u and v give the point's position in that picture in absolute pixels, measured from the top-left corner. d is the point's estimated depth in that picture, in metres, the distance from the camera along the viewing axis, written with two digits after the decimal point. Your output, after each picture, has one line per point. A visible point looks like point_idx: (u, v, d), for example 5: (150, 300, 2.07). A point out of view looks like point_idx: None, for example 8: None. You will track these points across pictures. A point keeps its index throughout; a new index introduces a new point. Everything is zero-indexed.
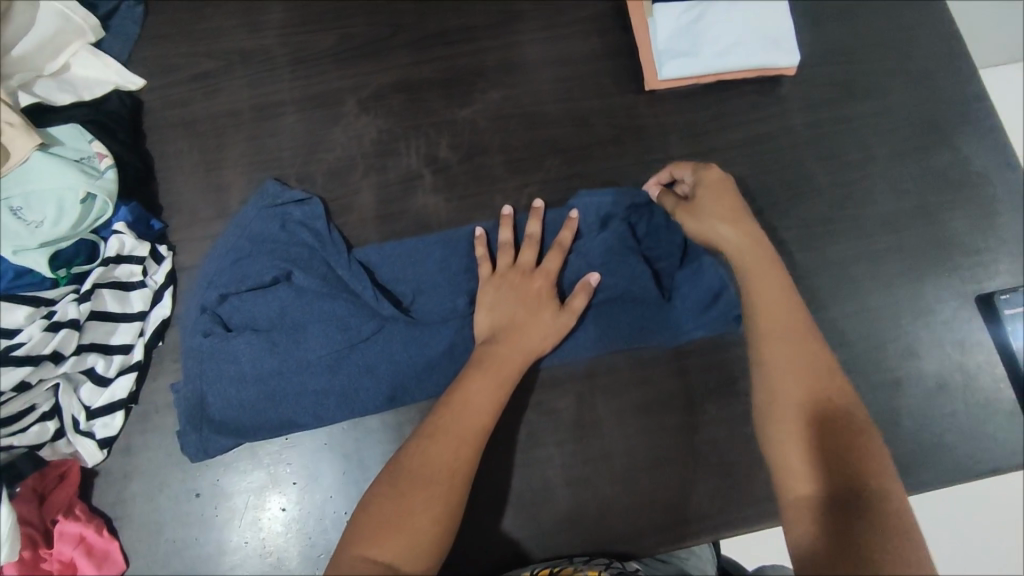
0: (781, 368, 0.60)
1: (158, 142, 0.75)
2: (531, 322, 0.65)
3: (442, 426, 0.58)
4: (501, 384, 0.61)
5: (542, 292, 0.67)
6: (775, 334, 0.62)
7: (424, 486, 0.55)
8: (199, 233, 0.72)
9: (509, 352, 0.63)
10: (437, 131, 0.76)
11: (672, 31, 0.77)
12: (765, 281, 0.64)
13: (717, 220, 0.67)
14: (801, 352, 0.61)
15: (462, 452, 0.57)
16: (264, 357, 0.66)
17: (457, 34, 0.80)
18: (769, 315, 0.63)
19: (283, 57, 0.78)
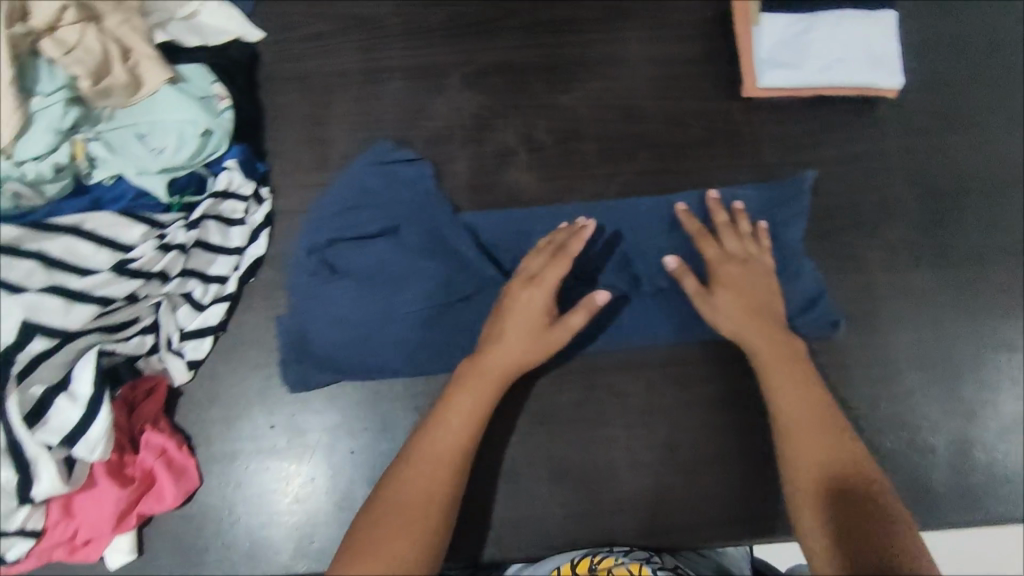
0: (823, 461, 0.59)
1: (271, 92, 0.78)
2: (531, 349, 0.64)
3: (399, 496, 0.58)
4: (479, 414, 0.62)
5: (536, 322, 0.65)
6: (811, 434, 0.61)
7: (406, 520, 0.56)
8: (299, 181, 0.75)
9: (484, 373, 0.63)
10: (535, 113, 0.79)
11: (777, 41, 0.78)
12: (801, 395, 0.63)
13: (730, 270, 0.69)
14: (837, 450, 0.59)
15: (439, 482, 0.59)
16: (363, 302, 0.69)
17: (564, 23, 0.82)
18: (800, 411, 0.62)
19: (396, 27, 0.81)
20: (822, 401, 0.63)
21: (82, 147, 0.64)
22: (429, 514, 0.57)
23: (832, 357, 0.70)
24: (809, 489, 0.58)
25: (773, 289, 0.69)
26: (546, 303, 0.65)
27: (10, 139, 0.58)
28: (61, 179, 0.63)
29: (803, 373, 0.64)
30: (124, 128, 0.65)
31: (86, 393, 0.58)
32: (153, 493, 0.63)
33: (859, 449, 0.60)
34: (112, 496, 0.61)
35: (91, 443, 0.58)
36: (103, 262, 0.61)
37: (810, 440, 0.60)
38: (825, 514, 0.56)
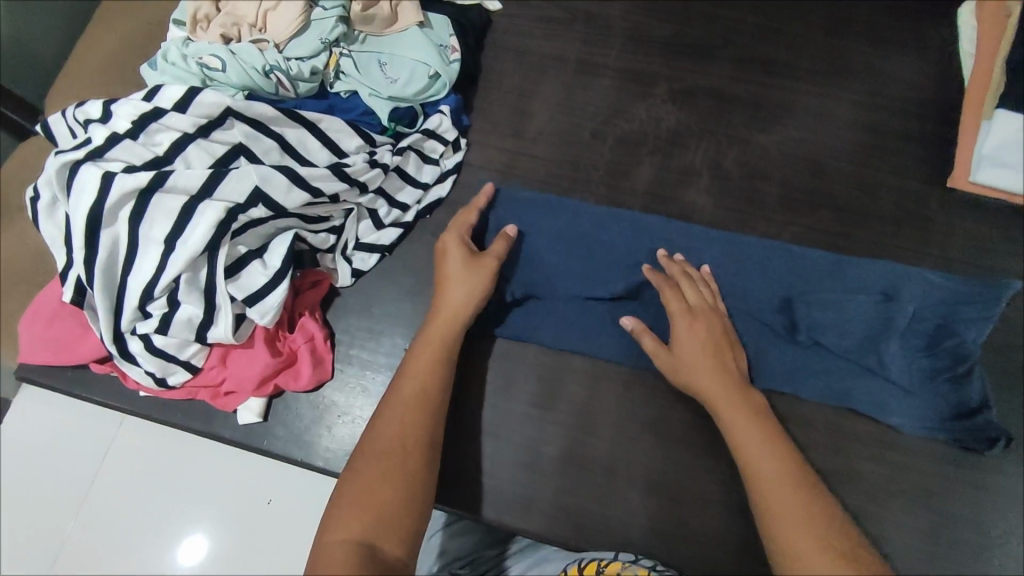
0: (766, 461, 0.58)
1: (491, 58, 0.85)
2: (717, 376, 0.64)
3: (385, 419, 0.60)
4: (438, 357, 0.64)
5: (712, 328, 0.66)
6: (751, 441, 0.60)
7: (396, 432, 0.59)
8: (494, 142, 0.80)
9: (442, 323, 0.66)
10: (729, 143, 0.80)
11: (1004, 140, 0.75)
12: (739, 407, 0.62)
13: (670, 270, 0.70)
14: (780, 466, 0.58)
15: (416, 413, 0.60)
16: (552, 269, 0.73)
17: (781, 67, 0.83)
18: (740, 418, 0.61)
19: (619, 30, 0.85)
20: (757, 407, 0.63)
21: (336, 59, 0.72)
22: (418, 445, 0.59)
23: (970, 472, 0.67)
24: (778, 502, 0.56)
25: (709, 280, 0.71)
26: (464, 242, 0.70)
27: (287, 36, 0.69)
28: (313, 81, 0.70)
29: (723, 361, 0.65)
30: (370, 54, 0.74)
31: (275, 265, 0.65)
32: (291, 371, 0.70)
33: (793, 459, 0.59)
34: (261, 361, 0.67)
35: (265, 308, 0.64)
36: (322, 160, 0.68)
37: (754, 450, 0.59)
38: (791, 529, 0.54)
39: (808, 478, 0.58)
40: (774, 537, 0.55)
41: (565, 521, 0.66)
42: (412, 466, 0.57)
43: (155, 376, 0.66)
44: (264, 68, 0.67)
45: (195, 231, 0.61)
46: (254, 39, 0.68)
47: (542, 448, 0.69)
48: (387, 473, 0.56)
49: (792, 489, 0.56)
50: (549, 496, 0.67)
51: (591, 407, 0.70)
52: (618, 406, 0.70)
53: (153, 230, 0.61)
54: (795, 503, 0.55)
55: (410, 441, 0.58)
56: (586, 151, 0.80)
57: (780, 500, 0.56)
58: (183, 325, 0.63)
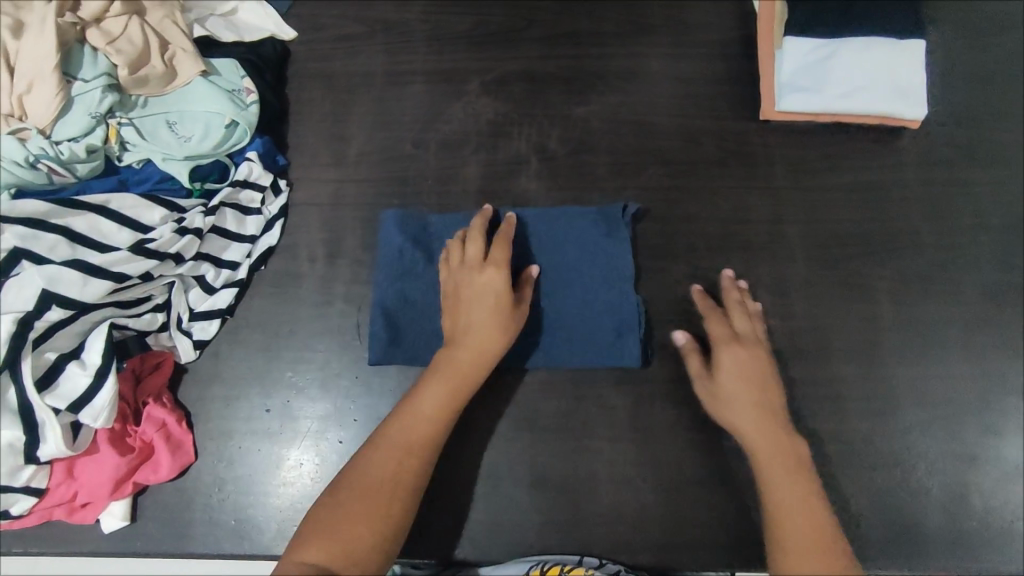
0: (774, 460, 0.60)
1: (297, 90, 0.82)
2: (759, 412, 0.63)
3: (353, 476, 0.59)
4: (450, 401, 0.62)
5: (761, 376, 0.65)
6: (779, 481, 0.59)
7: (386, 473, 0.59)
8: (317, 175, 0.78)
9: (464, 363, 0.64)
10: (550, 123, 0.80)
11: (799, 64, 0.76)
12: (783, 448, 0.61)
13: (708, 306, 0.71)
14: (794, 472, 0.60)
15: (407, 467, 0.59)
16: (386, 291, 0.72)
17: (585, 37, 0.83)
18: (763, 428, 0.62)
19: (422, 33, 0.83)
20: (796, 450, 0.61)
21: (116, 130, 0.68)
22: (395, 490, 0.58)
23: (831, 386, 0.70)
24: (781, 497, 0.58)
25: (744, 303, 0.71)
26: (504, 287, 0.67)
27: (51, 119, 0.63)
28: (92, 159, 0.66)
29: (757, 397, 0.63)
30: (155, 116, 0.70)
31: (95, 363, 0.61)
32: (148, 464, 0.66)
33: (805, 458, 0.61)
34: (110, 463, 0.63)
35: (96, 410, 0.60)
36: (123, 241, 0.64)
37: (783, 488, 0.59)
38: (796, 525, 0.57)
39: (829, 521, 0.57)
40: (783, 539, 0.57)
41: (461, 536, 0.67)
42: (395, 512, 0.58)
43: None
44: (28, 159, 0.64)
45: None
46: (14, 129, 0.63)
47: None
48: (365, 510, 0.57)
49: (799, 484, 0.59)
50: (440, 516, 0.67)
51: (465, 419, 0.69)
52: (491, 411, 0.69)
53: None
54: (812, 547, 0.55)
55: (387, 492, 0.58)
56: (412, 164, 0.78)
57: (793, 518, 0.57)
58: (5, 451, 0.59)
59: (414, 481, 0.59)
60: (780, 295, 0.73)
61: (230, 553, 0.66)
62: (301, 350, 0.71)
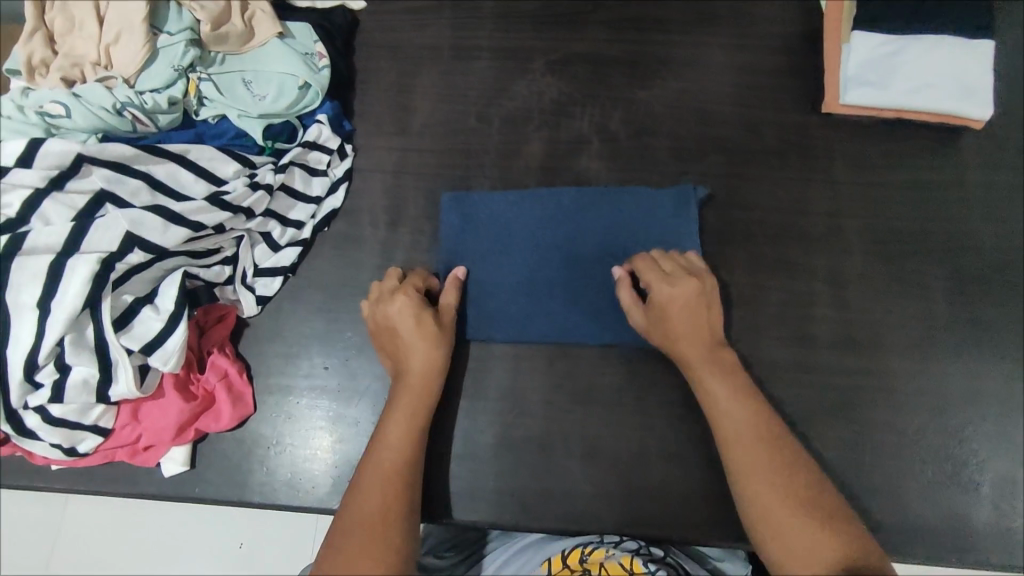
0: (741, 430, 0.60)
1: (364, 59, 0.83)
2: (693, 342, 0.64)
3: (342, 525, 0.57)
4: (416, 423, 0.63)
5: (691, 300, 0.65)
6: (722, 399, 0.62)
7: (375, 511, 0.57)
8: (381, 143, 0.79)
9: (413, 383, 0.64)
10: (613, 105, 0.80)
11: (865, 59, 0.77)
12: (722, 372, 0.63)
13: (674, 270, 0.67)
14: (751, 436, 0.60)
15: (395, 483, 0.59)
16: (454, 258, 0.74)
17: (650, 22, 0.84)
18: (714, 391, 0.63)
19: (489, 10, 0.85)
20: (709, 360, 0.64)
21: (195, 85, 0.69)
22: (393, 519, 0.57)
23: (884, 378, 0.71)
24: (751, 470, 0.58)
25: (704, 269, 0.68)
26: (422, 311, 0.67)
27: (136, 70, 0.66)
28: (172, 111, 0.68)
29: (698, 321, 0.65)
30: (232, 73, 0.71)
31: (169, 309, 0.63)
32: (208, 413, 0.67)
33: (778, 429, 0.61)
34: (174, 408, 0.65)
35: (167, 354, 0.62)
36: (199, 192, 0.66)
37: (729, 415, 0.61)
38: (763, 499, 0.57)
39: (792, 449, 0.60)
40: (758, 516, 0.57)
41: (512, 502, 0.68)
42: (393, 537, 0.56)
43: (63, 447, 0.62)
44: (116, 106, 0.65)
45: (69, 290, 0.58)
46: (100, 77, 0.65)
47: (477, 439, 0.69)
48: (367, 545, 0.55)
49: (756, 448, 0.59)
50: (492, 482, 0.68)
51: (519, 388, 0.71)
52: (546, 383, 0.70)
53: (21, 296, 0.58)
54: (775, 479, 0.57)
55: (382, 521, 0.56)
56: (474, 138, 0.79)
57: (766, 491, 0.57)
58: (79, 388, 0.61)
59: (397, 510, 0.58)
60: (836, 285, 0.74)
61: (284, 504, 0.67)
62: (361, 311, 0.72)
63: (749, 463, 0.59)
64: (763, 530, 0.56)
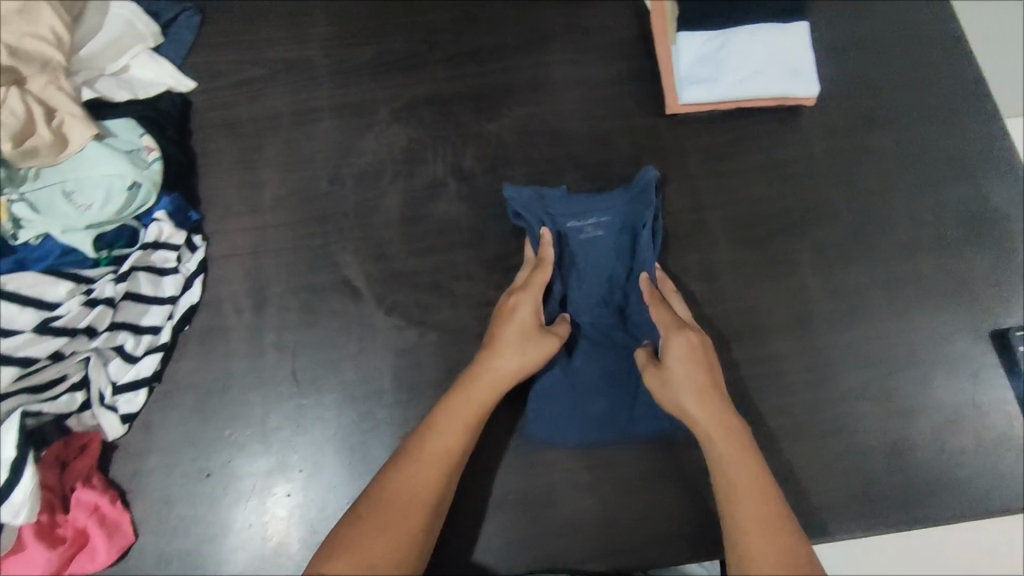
0: (751, 509, 0.55)
1: (203, 141, 0.80)
2: (714, 416, 0.60)
3: (427, 448, 0.59)
4: (474, 416, 0.62)
5: (708, 370, 0.63)
6: (729, 455, 0.58)
7: (413, 489, 0.57)
8: (233, 225, 0.76)
9: (482, 384, 0.63)
10: (464, 142, 0.79)
11: (695, 58, 0.79)
12: (745, 444, 0.59)
13: (680, 381, 0.63)
14: (764, 511, 0.55)
15: (441, 468, 0.58)
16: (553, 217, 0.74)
17: (488, 53, 0.83)
18: (730, 458, 0.58)
19: (322, 67, 0.83)
20: (727, 411, 0.61)
21: (4, 208, 0.65)
22: (425, 504, 0.57)
23: (769, 363, 0.72)
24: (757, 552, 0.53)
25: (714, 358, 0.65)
26: (534, 315, 0.66)
27: None
28: None
29: (722, 412, 0.61)
30: (49, 186, 0.67)
31: (8, 455, 0.58)
32: (83, 553, 0.62)
33: (789, 515, 0.55)
34: (40, 558, 0.60)
35: (15, 506, 0.57)
36: (27, 322, 0.61)
37: (734, 470, 0.58)
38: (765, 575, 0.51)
39: (794, 525, 0.55)
40: None
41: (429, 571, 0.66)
42: (419, 520, 0.56)
43: None
44: None
45: None
46: None
47: None
48: (391, 520, 0.55)
49: (773, 526, 0.54)
50: None
51: None
52: None
53: None
54: (765, 528, 0.54)
55: (419, 502, 0.57)
56: (330, 200, 0.77)
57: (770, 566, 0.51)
58: None
59: (436, 493, 0.58)
60: (708, 282, 0.75)
61: None
62: (234, 406, 0.69)
63: (759, 542, 0.53)
64: None
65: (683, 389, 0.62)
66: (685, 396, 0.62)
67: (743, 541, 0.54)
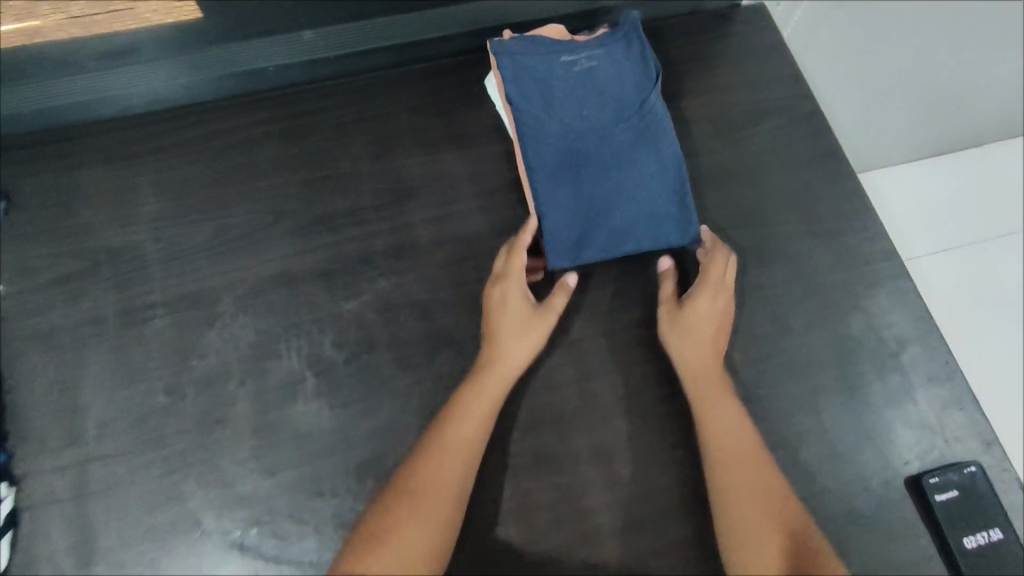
0: (738, 464, 0.62)
1: (11, 359, 0.69)
2: (708, 360, 0.67)
3: (443, 442, 0.62)
4: (488, 409, 0.64)
5: (711, 326, 0.68)
6: (711, 394, 0.66)
7: (437, 475, 0.60)
8: (47, 463, 0.65)
9: (492, 376, 0.66)
10: (321, 328, 0.71)
11: (564, 213, 0.71)
12: (716, 394, 0.66)
13: (688, 330, 0.68)
14: (744, 453, 0.63)
15: (465, 456, 0.62)
16: (544, 84, 0.74)
17: (343, 219, 0.76)
18: (716, 418, 0.64)
19: (155, 253, 0.74)
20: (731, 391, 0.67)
21: None
22: (443, 491, 0.60)
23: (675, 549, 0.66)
24: (732, 490, 0.61)
25: (728, 315, 0.69)
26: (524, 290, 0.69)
27: None
28: None
29: (753, 444, 0.63)
30: None
31: None
32: None
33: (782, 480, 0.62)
34: None
35: None
36: None
37: (737, 457, 0.63)
38: (744, 499, 0.60)
39: (769, 463, 0.63)
40: (726, 524, 0.61)
41: None
42: (438, 531, 0.58)
43: None
44: None
45: None
46: None
47: None
48: (412, 514, 0.58)
49: (765, 475, 0.61)
50: None
51: None
52: None
53: None
54: (750, 480, 0.61)
55: (437, 499, 0.59)
56: (165, 417, 0.67)
57: (745, 515, 0.60)
58: None
59: (452, 483, 0.60)
60: (603, 460, 0.68)
61: None
62: None
63: (735, 480, 0.61)
64: (732, 537, 0.60)
65: (687, 352, 0.67)
66: (688, 361, 0.67)
67: (719, 477, 0.62)
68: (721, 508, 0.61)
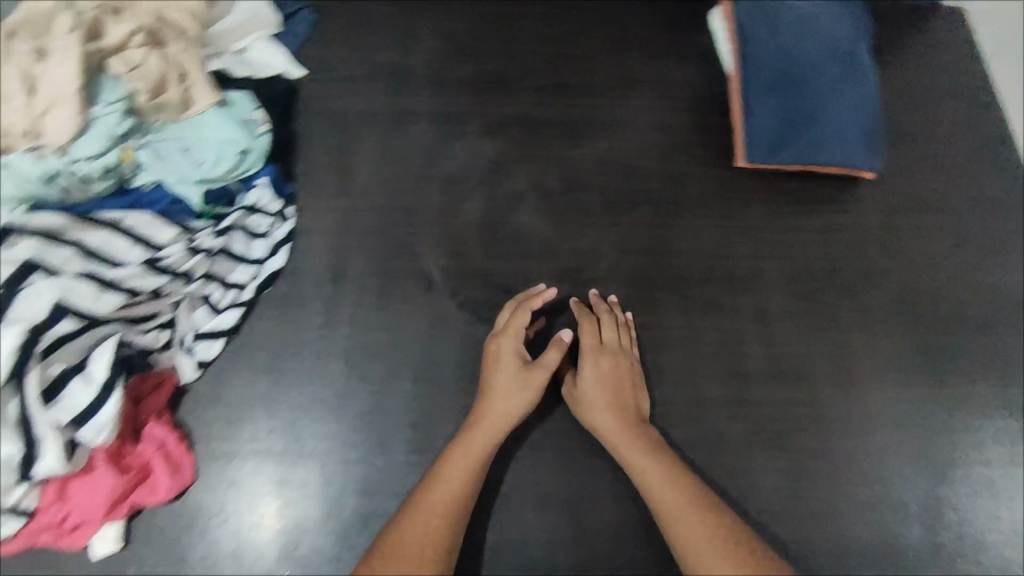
0: (684, 499, 0.64)
1: (304, 124, 0.85)
2: (612, 416, 0.70)
3: (448, 471, 0.64)
4: (486, 448, 0.66)
5: (611, 371, 0.72)
6: (611, 432, 0.69)
7: (440, 506, 0.62)
8: (321, 204, 0.81)
9: (479, 432, 0.67)
10: (547, 164, 0.85)
11: (769, 122, 0.84)
12: (625, 440, 0.68)
13: (597, 388, 0.71)
14: (684, 485, 0.65)
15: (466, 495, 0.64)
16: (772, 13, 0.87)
17: (576, 88, 0.90)
18: (639, 461, 0.67)
19: (425, 75, 0.89)
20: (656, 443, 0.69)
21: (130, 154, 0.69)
22: (450, 516, 0.62)
23: (812, 407, 0.76)
24: (686, 524, 0.63)
25: (635, 371, 0.73)
26: (519, 348, 0.71)
27: None
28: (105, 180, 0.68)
29: (667, 464, 0.66)
30: (172, 140, 0.71)
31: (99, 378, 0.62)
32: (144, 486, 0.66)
33: (735, 518, 0.64)
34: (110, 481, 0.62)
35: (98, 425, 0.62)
36: (134, 257, 0.67)
37: (664, 493, 0.65)
38: (696, 528, 0.62)
39: (711, 498, 0.65)
40: (684, 552, 0.62)
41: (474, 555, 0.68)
42: (437, 538, 0.61)
43: None
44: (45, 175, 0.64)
45: None
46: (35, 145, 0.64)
47: None
48: (416, 539, 0.60)
49: (702, 503, 0.64)
50: None
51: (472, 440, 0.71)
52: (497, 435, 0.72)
53: None
54: (690, 508, 0.63)
55: (450, 518, 0.62)
56: (416, 196, 0.82)
57: (699, 553, 0.61)
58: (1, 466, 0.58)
59: (456, 516, 0.63)
60: (761, 323, 0.79)
61: None
62: (303, 372, 0.73)
63: (676, 508, 0.63)
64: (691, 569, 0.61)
65: (596, 419, 0.70)
66: (597, 424, 0.70)
67: (660, 507, 0.64)
68: (676, 543, 0.63)
